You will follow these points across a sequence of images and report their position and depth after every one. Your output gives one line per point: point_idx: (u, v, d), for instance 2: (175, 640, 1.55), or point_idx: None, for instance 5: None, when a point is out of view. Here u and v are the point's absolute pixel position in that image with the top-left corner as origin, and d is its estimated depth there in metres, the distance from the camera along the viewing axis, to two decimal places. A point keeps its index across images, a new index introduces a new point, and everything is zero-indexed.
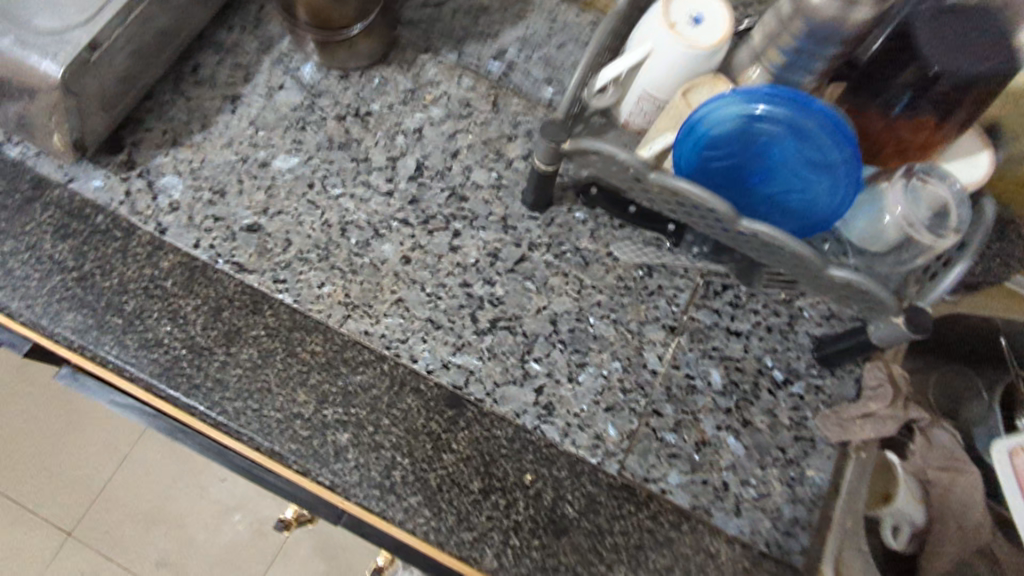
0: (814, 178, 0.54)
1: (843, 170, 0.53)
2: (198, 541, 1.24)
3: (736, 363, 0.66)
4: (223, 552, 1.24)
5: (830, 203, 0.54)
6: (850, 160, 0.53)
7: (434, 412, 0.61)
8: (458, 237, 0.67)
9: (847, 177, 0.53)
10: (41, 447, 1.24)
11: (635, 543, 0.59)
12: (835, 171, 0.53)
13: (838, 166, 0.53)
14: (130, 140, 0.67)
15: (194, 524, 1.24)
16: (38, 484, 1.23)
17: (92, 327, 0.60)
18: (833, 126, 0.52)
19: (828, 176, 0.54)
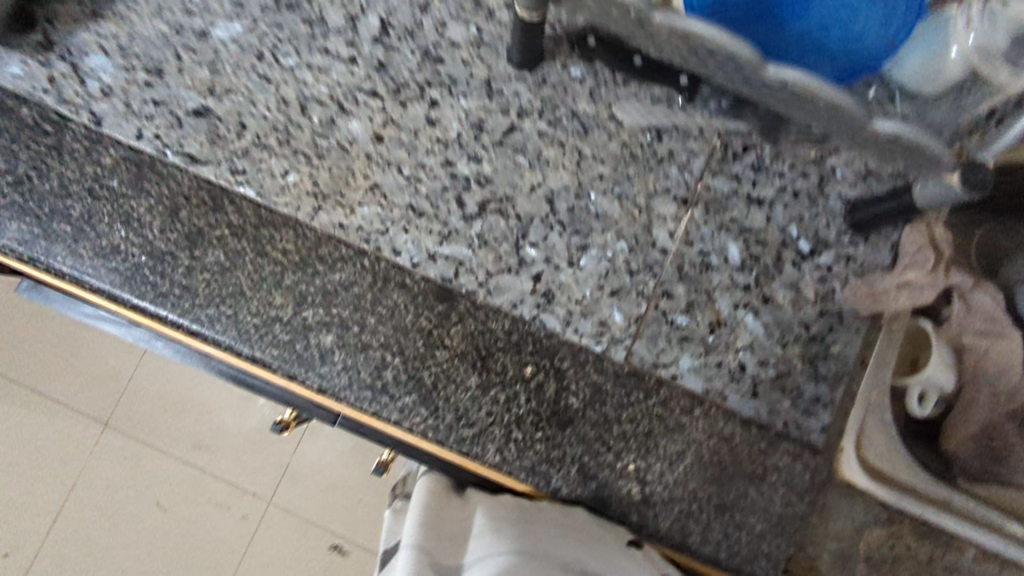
0: (859, 9, 0.45)
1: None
2: (228, 429, 1.20)
3: (757, 236, 0.59)
4: (254, 436, 1.20)
5: (876, 41, 0.46)
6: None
7: (424, 307, 0.56)
8: (436, 108, 0.58)
9: (896, 7, 0.46)
10: (51, 346, 1.19)
11: (645, 431, 0.56)
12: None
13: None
14: (44, 15, 0.57)
15: (218, 412, 1.20)
16: (58, 383, 1.19)
17: (39, 237, 0.54)
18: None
19: (875, 6, 0.46)
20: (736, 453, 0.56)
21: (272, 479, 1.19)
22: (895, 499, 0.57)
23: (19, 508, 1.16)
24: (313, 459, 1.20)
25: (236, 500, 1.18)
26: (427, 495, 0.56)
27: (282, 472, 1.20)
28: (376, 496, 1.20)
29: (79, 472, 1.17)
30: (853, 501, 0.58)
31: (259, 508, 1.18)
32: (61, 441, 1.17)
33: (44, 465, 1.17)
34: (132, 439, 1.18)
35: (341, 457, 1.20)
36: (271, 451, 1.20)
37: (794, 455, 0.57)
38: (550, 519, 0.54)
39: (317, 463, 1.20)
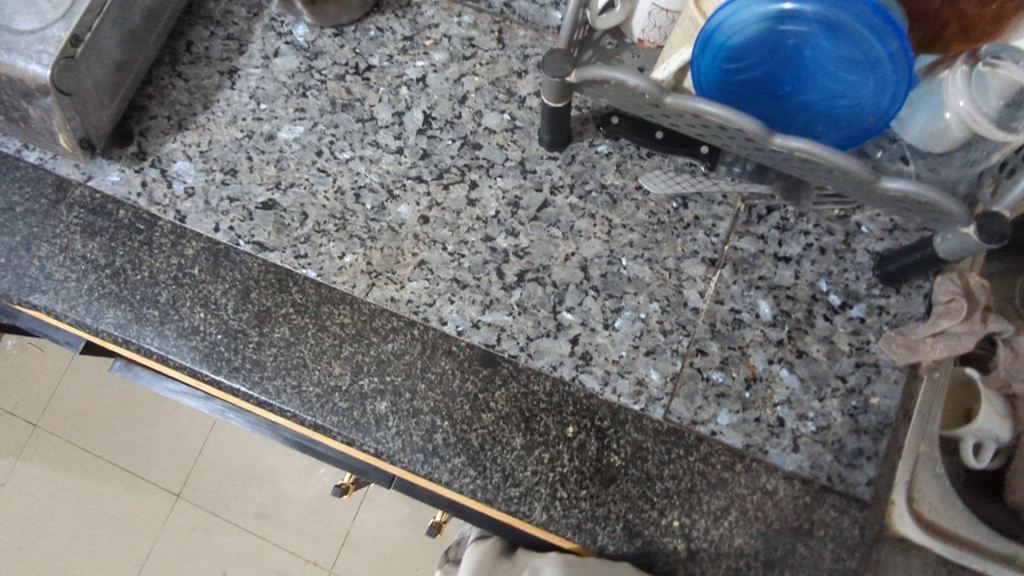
0: (856, 80, 0.47)
1: (890, 68, 0.46)
2: (290, 495, 1.25)
3: (786, 292, 0.61)
4: (315, 500, 1.25)
5: (877, 107, 0.47)
6: (898, 53, 0.45)
7: (469, 372, 0.60)
8: (476, 189, 0.64)
9: (896, 75, 0.46)
10: (132, 419, 1.29)
11: (687, 487, 0.57)
12: (882, 69, 0.46)
13: (884, 63, 0.46)
14: (138, 130, 0.67)
15: (281, 477, 1.26)
16: (137, 452, 1.27)
17: (132, 321, 0.61)
18: (874, 15, 0.44)
19: (873, 76, 0.46)
20: (781, 508, 0.57)
21: (332, 544, 1.23)
22: (956, 555, 0.57)
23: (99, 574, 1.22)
24: (372, 523, 1.23)
25: (299, 565, 1.22)
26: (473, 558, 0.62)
27: (341, 537, 1.23)
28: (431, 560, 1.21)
29: (155, 538, 1.24)
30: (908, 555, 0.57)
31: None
32: (139, 508, 1.25)
33: (123, 532, 1.24)
34: (203, 505, 1.25)
35: (398, 521, 1.23)
36: (331, 515, 1.24)
37: (841, 509, 0.57)
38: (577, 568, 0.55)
39: (375, 529, 1.23)
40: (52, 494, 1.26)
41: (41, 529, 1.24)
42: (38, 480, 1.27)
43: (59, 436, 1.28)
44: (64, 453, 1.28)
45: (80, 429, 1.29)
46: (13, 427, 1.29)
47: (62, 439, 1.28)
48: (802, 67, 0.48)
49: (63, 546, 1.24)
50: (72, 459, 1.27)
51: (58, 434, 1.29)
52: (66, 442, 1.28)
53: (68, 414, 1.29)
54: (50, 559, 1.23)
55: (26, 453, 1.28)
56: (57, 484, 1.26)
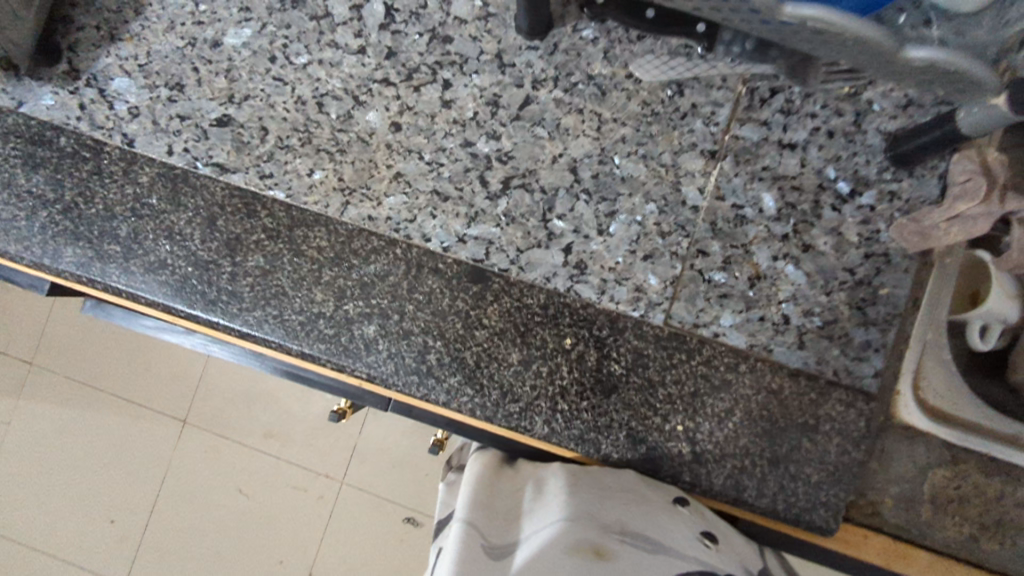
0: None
1: None
2: (294, 415, 1.26)
3: (792, 182, 0.57)
4: (318, 420, 1.25)
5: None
6: None
7: (459, 290, 0.57)
8: (450, 89, 0.58)
9: None
10: (127, 352, 1.27)
11: (690, 391, 0.56)
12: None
13: None
14: (66, 44, 0.59)
15: (285, 398, 1.26)
16: (138, 384, 1.27)
17: (93, 259, 0.57)
18: None
19: None
20: (787, 406, 0.55)
21: (342, 456, 1.25)
22: (961, 440, 0.56)
23: (119, 502, 1.25)
24: (380, 436, 1.25)
25: (312, 479, 1.24)
26: (481, 470, 0.57)
27: (350, 451, 1.25)
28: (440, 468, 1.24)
29: (167, 464, 1.26)
30: (912, 443, 0.57)
31: (335, 486, 1.24)
32: (148, 438, 1.26)
33: (135, 462, 1.26)
34: (210, 430, 1.26)
35: (405, 432, 1.25)
36: (338, 432, 1.25)
37: (848, 403, 0.55)
38: (584, 486, 0.52)
39: (382, 442, 1.25)
40: (59, 431, 1.27)
41: (56, 464, 1.27)
42: (45, 416, 1.27)
43: (57, 372, 1.28)
44: (64, 391, 1.27)
45: (77, 365, 1.27)
46: (10, 366, 1.28)
47: (59, 378, 1.28)
48: None
49: (80, 479, 1.27)
50: (74, 394, 1.27)
51: (55, 374, 1.28)
52: (64, 380, 1.27)
53: (61, 353, 1.28)
54: (68, 491, 1.27)
55: (27, 392, 1.28)
56: (64, 419, 1.27)
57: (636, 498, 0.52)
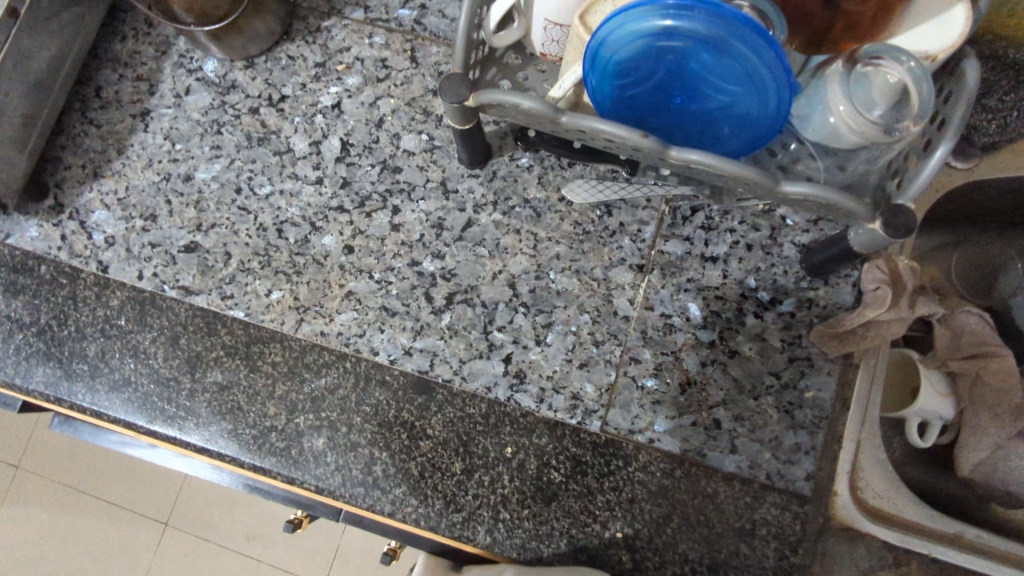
0: (739, 93, 0.44)
1: (771, 79, 0.42)
2: (274, 516, 1.25)
3: (715, 292, 0.61)
4: None
5: (764, 116, 0.44)
6: (775, 64, 0.41)
7: (404, 401, 0.60)
8: (399, 214, 0.63)
9: (779, 84, 0.42)
10: (108, 453, 1.27)
11: (628, 497, 0.57)
12: (761, 83, 0.42)
13: (764, 74, 0.42)
14: (54, 182, 0.65)
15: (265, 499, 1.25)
16: (120, 486, 1.27)
17: (62, 378, 0.61)
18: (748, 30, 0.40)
19: (757, 88, 0.43)
20: (722, 510, 0.57)
21: (322, 560, 1.23)
22: (901, 540, 0.58)
23: None
24: (361, 539, 1.23)
25: None
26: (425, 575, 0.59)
27: (332, 552, 1.22)
28: None
29: (147, 567, 1.26)
30: (853, 546, 0.58)
31: None
32: (128, 541, 1.26)
33: (115, 564, 1.26)
34: (190, 533, 1.25)
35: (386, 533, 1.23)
36: (318, 532, 1.24)
37: (783, 506, 0.57)
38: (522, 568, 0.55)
39: (363, 544, 1.23)
40: (41, 534, 1.27)
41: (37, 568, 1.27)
42: (25, 519, 1.28)
43: (39, 474, 1.28)
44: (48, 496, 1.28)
45: (59, 467, 1.28)
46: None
47: (42, 480, 1.28)
48: (687, 79, 0.44)
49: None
50: (55, 496, 1.28)
51: (37, 476, 1.28)
52: (47, 483, 1.28)
53: (44, 458, 1.28)
54: None
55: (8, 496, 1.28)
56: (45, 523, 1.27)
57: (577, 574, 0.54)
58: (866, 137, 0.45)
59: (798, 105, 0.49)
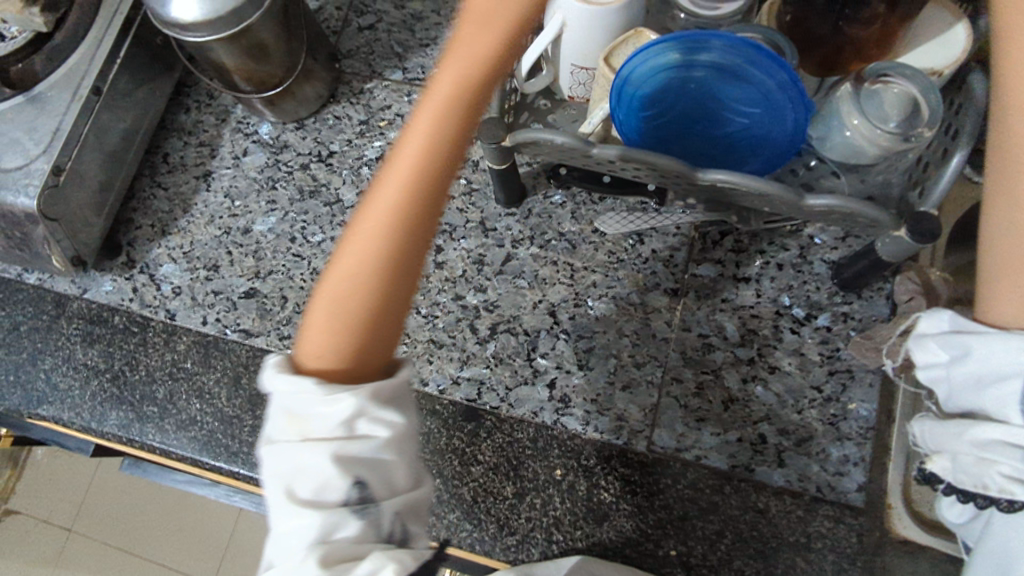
0: (757, 115, 0.49)
1: (784, 95, 0.48)
2: None
3: (751, 310, 0.63)
4: None
5: (781, 133, 0.48)
6: (786, 83, 0.48)
7: (454, 429, 0.62)
8: (441, 253, 0.67)
9: (791, 100, 0.48)
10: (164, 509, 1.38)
11: (679, 514, 0.58)
12: (775, 102, 0.48)
13: (776, 93, 0.48)
14: (126, 240, 0.71)
15: None
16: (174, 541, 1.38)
17: (134, 420, 0.65)
18: (759, 54, 0.48)
19: (772, 107, 0.48)
20: (775, 524, 0.57)
21: None
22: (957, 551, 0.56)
23: None
24: None
25: None
26: None
27: None
28: None
29: None
30: (913, 560, 0.57)
31: None
32: None
33: None
34: None
35: None
36: None
37: (836, 519, 0.57)
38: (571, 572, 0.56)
39: None
40: None
41: None
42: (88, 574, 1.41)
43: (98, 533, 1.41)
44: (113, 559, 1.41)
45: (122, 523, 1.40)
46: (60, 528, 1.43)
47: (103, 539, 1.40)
48: (711, 104, 0.50)
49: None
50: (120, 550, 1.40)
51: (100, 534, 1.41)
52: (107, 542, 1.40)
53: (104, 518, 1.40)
54: None
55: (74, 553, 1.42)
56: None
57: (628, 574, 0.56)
58: (886, 143, 0.48)
59: (815, 129, 0.52)
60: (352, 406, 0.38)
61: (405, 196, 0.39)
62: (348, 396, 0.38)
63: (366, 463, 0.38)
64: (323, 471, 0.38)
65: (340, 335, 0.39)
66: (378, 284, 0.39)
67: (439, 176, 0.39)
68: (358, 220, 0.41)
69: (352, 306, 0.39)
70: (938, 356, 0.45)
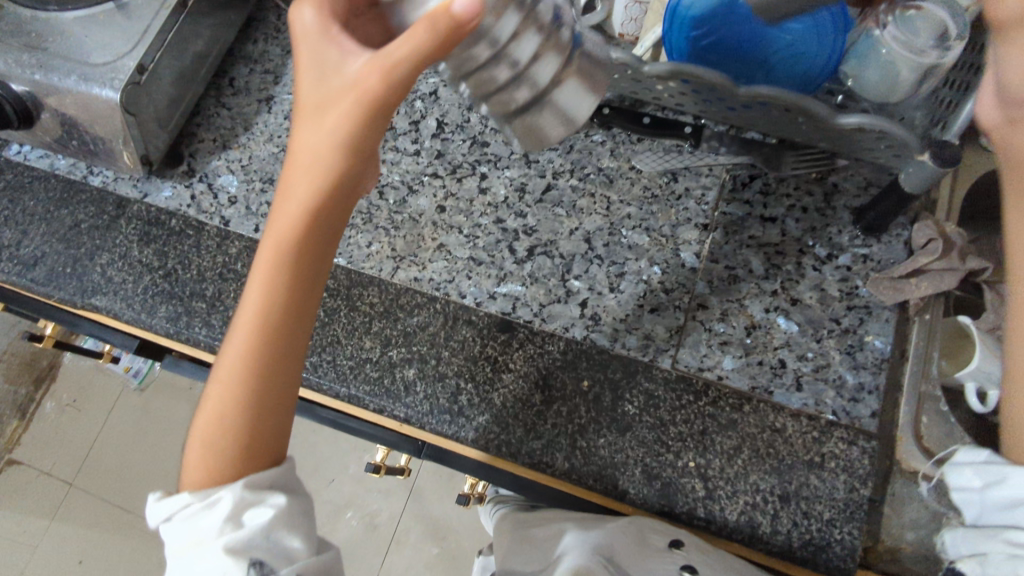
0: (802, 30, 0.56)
1: (822, 15, 0.57)
2: None
3: (776, 248, 0.66)
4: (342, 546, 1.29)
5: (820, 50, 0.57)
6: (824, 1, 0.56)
7: (488, 338, 0.65)
8: (486, 180, 0.71)
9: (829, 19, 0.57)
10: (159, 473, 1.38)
11: (699, 429, 0.60)
12: (816, 19, 0.56)
13: (817, 11, 0.57)
14: (188, 152, 0.76)
15: None
16: None
17: (182, 314, 0.68)
18: None
19: (814, 23, 0.56)
20: (791, 443, 0.59)
21: None
22: None
23: None
24: (402, 567, 1.27)
25: None
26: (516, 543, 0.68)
27: None
28: None
29: None
30: (921, 488, 0.59)
31: None
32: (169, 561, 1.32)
33: None
34: None
35: (427, 562, 1.27)
36: (361, 559, 1.28)
37: (849, 441, 0.59)
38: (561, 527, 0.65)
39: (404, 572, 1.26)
40: (85, 549, 1.36)
41: None
42: (75, 536, 1.37)
43: (91, 493, 1.39)
44: (102, 514, 1.37)
45: (116, 487, 1.38)
46: (50, 486, 1.40)
47: (96, 498, 1.38)
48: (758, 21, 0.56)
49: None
50: (108, 515, 1.37)
51: (94, 495, 1.38)
52: (101, 502, 1.38)
53: (101, 479, 1.39)
54: None
55: (61, 513, 1.38)
56: (93, 540, 1.36)
57: (636, 540, 0.59)
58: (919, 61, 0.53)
59: (851, 68, 0.58)
60: (230, 503, 0.47)
61: (257, 341, 0.46)
62: (226, 497, 0.47)
63: (264, 549, 0.47)
64: (218, 560, 0.46)
65: (211, 463, 0.48)
66: (229, 437, 0.47)
67: (294, 317, 0.46)
68: (228, 342, 0.47)
69: (216, 455, 0.47)
70: (973, 482, 0.48)
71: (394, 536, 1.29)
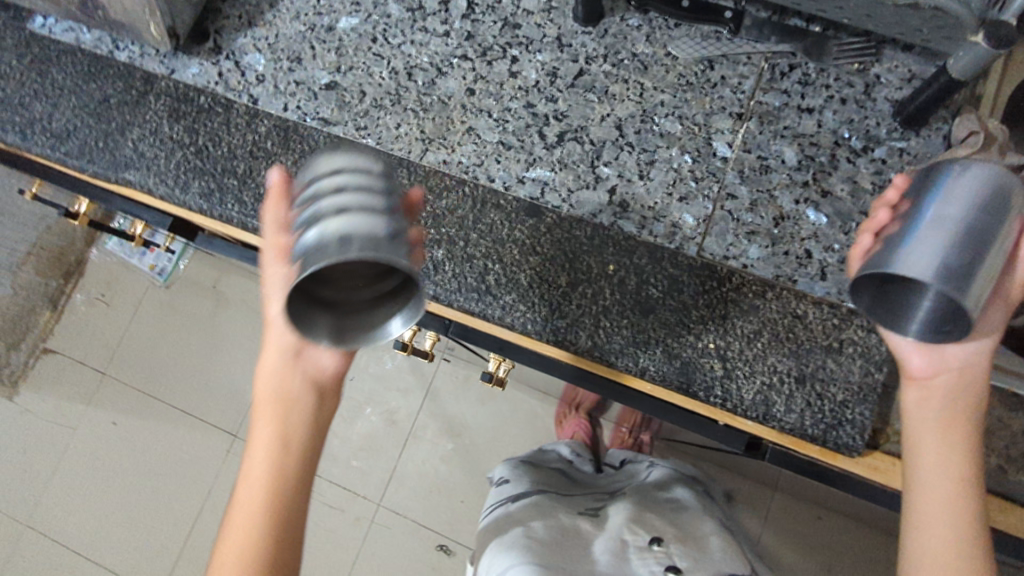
0: None
1: None
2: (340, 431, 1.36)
3: (810, 139, 0.65)
4: (363, 438, 1.35)
5: None
6: None
7: (516, 222, 0.66)
8: (517, 63, 0.70)
9: None
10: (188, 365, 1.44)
11: (721, 313, 0.62)
12: None
13: None
14: (214, 29, 0.74)
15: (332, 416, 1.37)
16: (196, 397, 1.41)
17: (215, 191, 0.69)
18: None
19: None
20: (809, 328, 0.61)
21: (380, 479, 1.33)
22: None
23: (161, 510, 1.37)
24: (419, 460, 1.33)
25: (351, 499, 1.32)
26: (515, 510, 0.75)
27: (389, 474, 1.33)
28: (468, 488, 1.30)
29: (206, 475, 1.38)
30: None
31: (372, 507, 1.32)
32: (198, 448, 1.39)
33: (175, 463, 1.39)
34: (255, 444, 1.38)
35: (443, 457, 1.32)
36: (380, 451, 1.34)
37: (868, 329, 0.60)
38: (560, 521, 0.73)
39: (420, 465, 1.33)
40: (118, 435, 1.42)
41: (107, 470, 1.41)
42: (109, 422, 1.43)
43: (124, 381, 1.45)
44: (133, 402, 1.43)
45: (147, 377, 1.44)
46: (86, 374, 1.46)
47: (129, 386, 1.44)
48: None
49: (153, 470, 1.40)
50: (140, 403, 1.43)
51: (127, 383, 1.44)
52: (133, 390, 1.44)
53: (133, 368, 1.45)
54: (107, 492, 1.40)
55: (96, 399, 1.45)
56: (125, 426, 1.42)
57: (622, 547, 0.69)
58: None
59: None
60: None
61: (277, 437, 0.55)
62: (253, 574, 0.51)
63: None
64: None
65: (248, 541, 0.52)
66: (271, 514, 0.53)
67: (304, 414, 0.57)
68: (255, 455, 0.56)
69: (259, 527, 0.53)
70: None
71: (412, 431, 1.34)
